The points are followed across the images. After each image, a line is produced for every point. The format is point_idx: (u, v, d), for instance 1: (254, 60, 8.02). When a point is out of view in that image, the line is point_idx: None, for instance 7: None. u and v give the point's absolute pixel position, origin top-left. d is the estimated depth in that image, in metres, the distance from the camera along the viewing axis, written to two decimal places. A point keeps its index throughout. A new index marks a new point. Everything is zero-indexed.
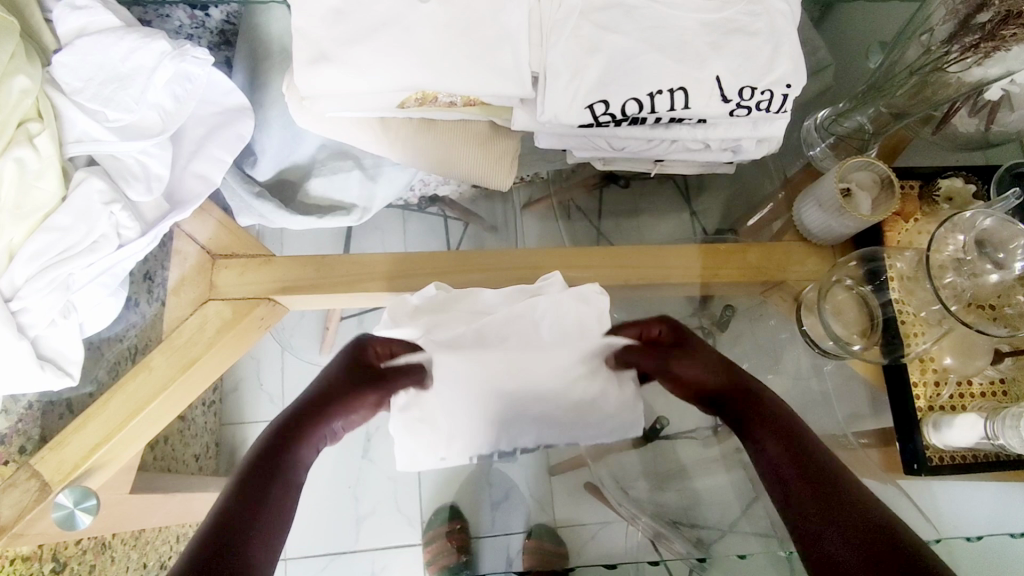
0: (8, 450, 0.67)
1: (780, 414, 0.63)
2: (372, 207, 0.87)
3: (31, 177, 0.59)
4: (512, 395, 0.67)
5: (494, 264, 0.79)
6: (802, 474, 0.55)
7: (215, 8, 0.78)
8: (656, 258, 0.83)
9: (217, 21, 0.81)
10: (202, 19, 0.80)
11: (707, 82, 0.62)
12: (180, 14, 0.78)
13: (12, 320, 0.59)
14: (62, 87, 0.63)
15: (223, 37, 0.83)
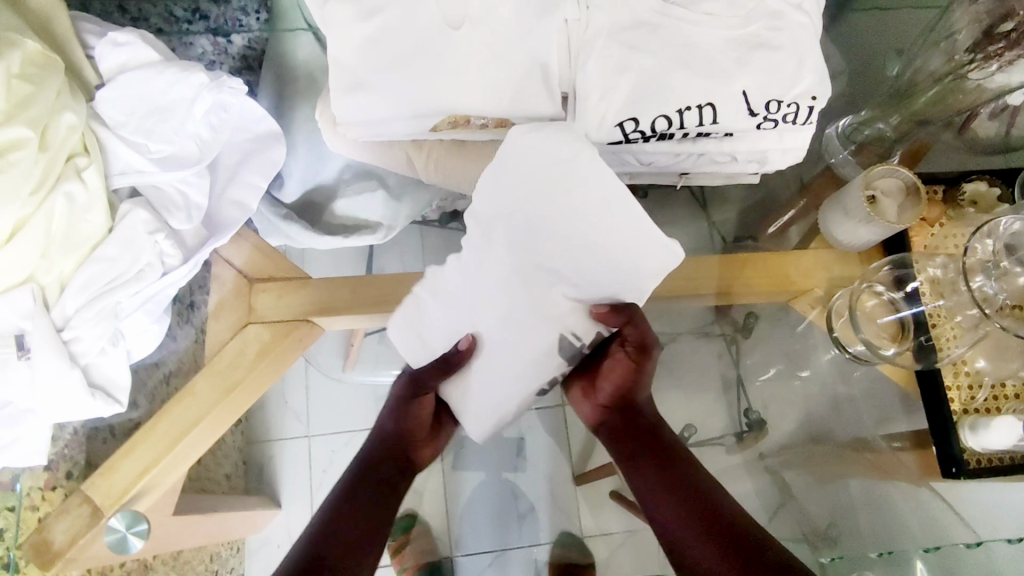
0: (55, 475, 0.72)
1: (668, 446, 0.68)
2: (397, 226, 0.88)
3: (80, 210, 0.61)
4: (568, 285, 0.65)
5: None
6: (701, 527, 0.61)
7: (236, 31, 0.85)
8: (685, 268, 0.82)
9: (239, 47, 0.87)
10: (225, 47, 0.86)
11: (734, 97, 0.64)
12: (203, 42, 0.84)
13: (65, 349, 0.61)
14: (106, 122, 0.65)
15: (245, 63, 0.89)
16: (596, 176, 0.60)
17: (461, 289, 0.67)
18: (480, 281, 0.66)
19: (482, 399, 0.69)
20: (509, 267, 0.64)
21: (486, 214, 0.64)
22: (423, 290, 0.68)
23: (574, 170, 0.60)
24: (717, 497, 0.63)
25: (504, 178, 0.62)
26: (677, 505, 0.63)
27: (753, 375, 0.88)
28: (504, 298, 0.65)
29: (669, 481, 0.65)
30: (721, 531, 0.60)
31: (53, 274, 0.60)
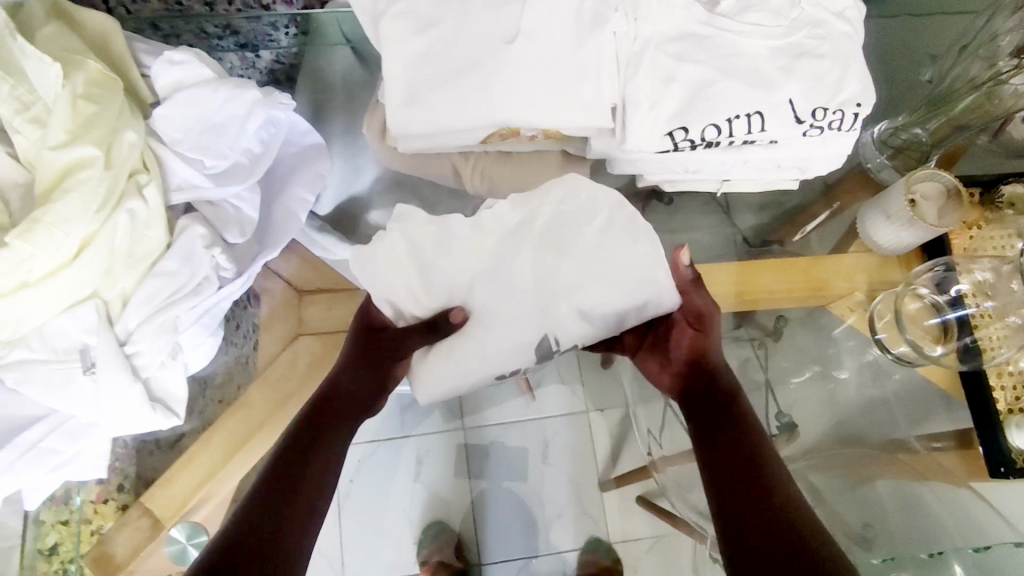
0: (107, 488, 0.72)
1: (739, 417, 0.64)
2: None
3: (141, 226, 0.61)
4: (569, 281, 0.65)
5: None
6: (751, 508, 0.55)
7: (264, 47, 0.85)
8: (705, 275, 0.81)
9: (267, 61, 0.87)
10: (252, 60, 0.86)
11: (780, 105, 0.65)
12: (232, 58, 0.84)
13: (127, 363, 0.62)
14: (163, 139, 0.65)
15: (273, 77, 0.89)
16: (626, 228, 0.66)
17: (464, 261, 0.66)
18: (485, 266, 0.66)
19: (449, 375, 0.65)
20: (519, 275, 0.66)
21: (511, 220, 0.67)
22: (424, 250, 0.67)
23: (600, 222, 0.66)
24: (773, 481, 0.57)
25: (538, 202, 0.67)
26: (729, 480, 0.58)
27: (784, 379, 0.85)
28: (498, 293, 0.66)
29: (729, 454, 0.60)
30: (769, 519, 0.54)
31: (116, 289, 0.61)
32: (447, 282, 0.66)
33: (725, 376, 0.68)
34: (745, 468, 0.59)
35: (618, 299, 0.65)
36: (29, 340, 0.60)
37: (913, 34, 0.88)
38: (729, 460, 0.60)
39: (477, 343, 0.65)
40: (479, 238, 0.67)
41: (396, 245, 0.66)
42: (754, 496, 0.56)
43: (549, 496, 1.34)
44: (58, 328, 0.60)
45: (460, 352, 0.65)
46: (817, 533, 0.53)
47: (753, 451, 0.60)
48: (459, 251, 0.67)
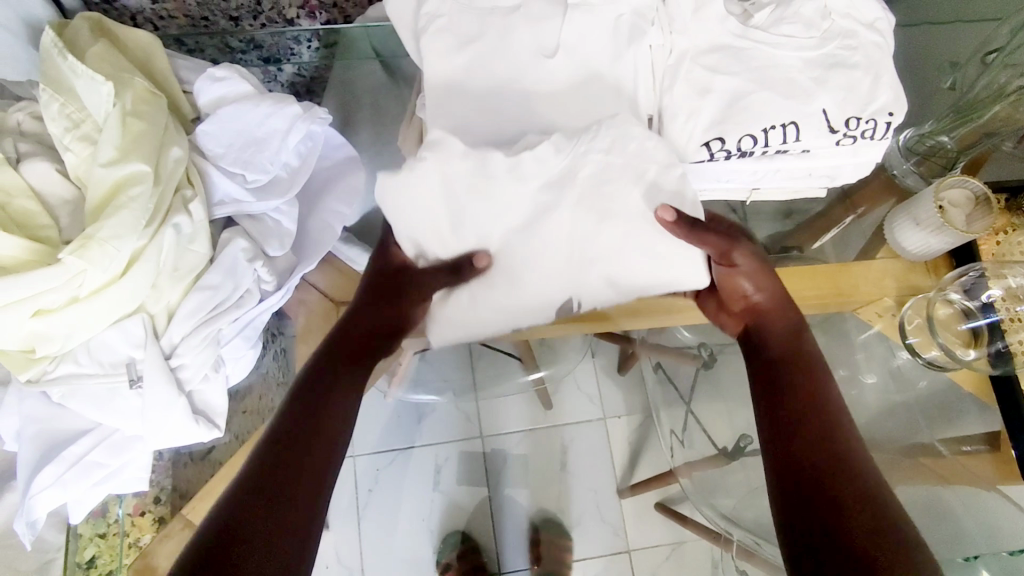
0: (144, 501, 0.72)
1: (795, 373, 0.64)
2: None
3: (185, 240, 0.62)
4: (609, 245, 0.60)
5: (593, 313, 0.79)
6: (806, 475, 0.58)
7: (287, 61, 0.87)
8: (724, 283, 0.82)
9: (288, 75, 0.89)
10: (275, 74, 0.89)
11: (815, 115, 0.66)
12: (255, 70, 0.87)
13: (172, 376, 0.62)
14: (206, 154, 0.67)
15: (294, 89, 0.91)
16: (668, 185, 0.59)
17: (500, 207, 0.59)
18: (525, 215, 0.60)
19: (469, 321, 0.66)
20: (553, 238, 0.60)
21: (555, 167, 0.58)
22: (457, 183, 0.58)
23: (654, 178, 0.59)
24: (832, 446, 0.59)
25: (585, 149, 0.58)
26: (785, 442, 0.61)
27: None
28: (531, 252, 0.61)
29: (785, 416, 0.62)
30: (822, 487, 0.57)
31: (161, 303, 0.62)
32: (477, 231, 0.61)
33: (780, 324, 0.67)
34: (803, 417, 0.61)
35: (651, 269, 0.61)
36: (75, 354, 0.60)
37: (934, 42, 0.90)
38: (789, 421, 0.62)
39: (510, 299, 0.63)
40: (519, 183, 0.58)
41: (427, 180, 0.58)
42: (810, 461, 0.59)
43: (568, 505, 1.31)
44: (105, 342, 0.61)
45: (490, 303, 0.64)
46: (870, 504, 0.55)
47: (811, 415, 0.61)
48: (495, 192, 0.59)
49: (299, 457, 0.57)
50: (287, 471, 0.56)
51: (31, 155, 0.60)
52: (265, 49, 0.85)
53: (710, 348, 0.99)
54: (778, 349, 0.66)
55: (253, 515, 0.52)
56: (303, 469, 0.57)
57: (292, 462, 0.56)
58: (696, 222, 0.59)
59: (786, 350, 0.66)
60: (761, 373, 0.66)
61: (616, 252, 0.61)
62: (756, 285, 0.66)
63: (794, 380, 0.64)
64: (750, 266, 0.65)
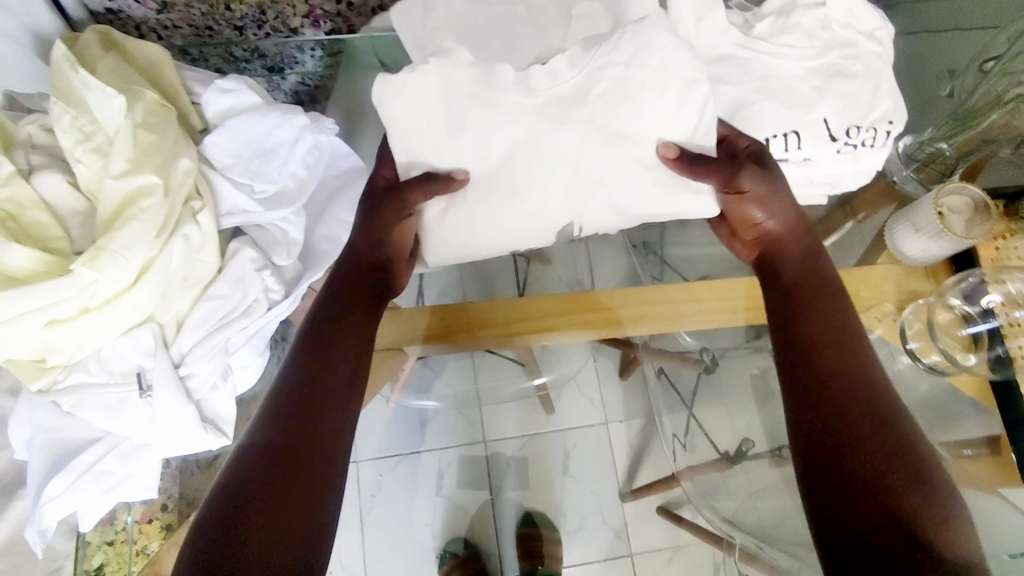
0: (151, 508, 0.73)
1: (810, 323, 0.64)
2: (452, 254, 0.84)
3: (195, 250, 0.63)
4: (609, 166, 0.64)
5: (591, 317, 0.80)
6: (826, 437, 0.58)
7: (290, 70, 0.88)
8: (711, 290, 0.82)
9: (292, 83, 0.90)
10: (278, 82, 0.89)
11: (816, 124, 0.67)
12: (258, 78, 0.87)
13: (181, 385, 0.63)
14: (214, 165, 0.67)
15: (298, 99, 0.92)
16: (682, 100, 0.63)
17: (503, 120, 0.63)
18: (528, 132, 0.63)
19: (468, 240, 0.68)
20: (554, 153, 0.64)
21: (564, 86, 0.63)
22: (461, 94, 0.62)
23: (669, 95, 0.62)
24: (852, 411, 0.59)
25: (600, 63, 0.62)
26: (806, 402, 0.61)
27: None
28: (534, 171, 0.64)
29: (808, 378, 0.61)
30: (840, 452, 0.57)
31: (170, 313, 0.63)
32: (476, 148, 0.64)
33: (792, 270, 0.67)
34: (822, 380, 0.61)
35: (648, 190, 0.65)
36: (86, 364, 0.61)
37: (933, 49, 0.91)
38: (811, 383, 0.61)
39: (512, 218, 0.66)
40: (526, 97, 0.62)
41: (429, 85, 0.62)
42: (832, 424, 0.59)
43: (570, 508, 1.32)
44: (116, 351, 0.61)
45: (490, 220, 0.66)
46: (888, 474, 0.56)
47: (827, 377, 0.61)
48: (502, 104, 0.63)
49: (314, 427, 0.58)
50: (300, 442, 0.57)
51: (42, 167, 0.61)
52: (269, 59, 0.86)
53: (712, 352, 0.98)
54: (793, 283, 0.67)
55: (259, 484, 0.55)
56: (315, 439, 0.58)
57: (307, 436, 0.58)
58: (701, 157, 0.63)
59: (802, 284, 0.67)
60: (780, 318, 0.66)
61: (614, 167, 0.64)
62: (767, 210, 0.67)
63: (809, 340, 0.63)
64: (762, 192, 0.66)
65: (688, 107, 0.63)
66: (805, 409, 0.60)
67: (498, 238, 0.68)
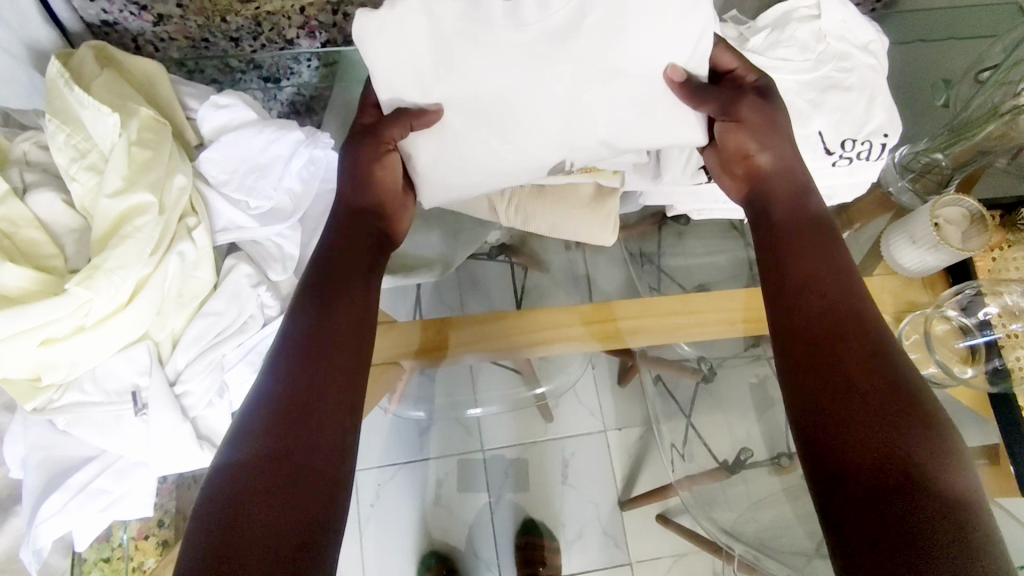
0: (147, 525, 0.72)
1: (801, 281, 0.57)
2: (453, 262, 0.88)
3: (190, 267, 0.63)
4: (609, 115, 0.60)
5: (592, 326, 0.80)
6: (818, 415, 0.50)
7: (285, 79, 0.90)
8: (708, 298, 0.82)
9: (289, 93, 0.92)
10: (275, 92, 0.91)
11: (810, 137, 0.68)
12: (254, 87, 0.89)
13: (176, 402, 0.63)
14: (209, 181, 0.67)
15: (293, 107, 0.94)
16: (682, 23, 0.56)
17: (488, 58, 0.56)
18: (520, 69, 0.57)
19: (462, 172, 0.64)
20: (550, 92, 0.58)
21: (557, 17, 0.55)
22: (447, 30, 0.55)
23: (669, 17, 0.55)
24: (855, 382, 0.50)
25: None
26: (799, 375, 0.53)
27: None
28: (523, 108, 0.59)
29: (802, 344, 0.54)
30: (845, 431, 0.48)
31: (166, 330, 0.63)
32: (466, 86, 0.58)
33: (781, 221, 0.61)
34: (816, 341, 0.53)
35: (640, 121, 0.60)
36: (81, 383, 0.61)
37: (929, 59, 0.92)
38: (801, 351, 0.54)
39: (484, 153, 0.62)
40: (517, 33, 0.55)
41: (412, 21, 0.55)
42: (828, 398, 0.50)
43: None
44: (111, 370, 0.62)
45: (459, 156, 0.63)
46: (896, 456, 0.46)
47: (826, 346, 0.53)
48: (490, 40, 0.55)
49: (279, 414, 0.52)
50: (270, 434, 0.51)
51: (37, 185, 0.61)
52: (266, 68, 0.88)
53: (710, 361, 0.96)
54: (781, 232, 0.60)
55: (228, 485, 0.48)
56: (287, 426, 0.51)
57: (279, 425, 0.51)
58: (702, 83, 0.59)
59: (789, 233, 0.60)
60: (775, 273, 0.59)
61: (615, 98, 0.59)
62: (762, 144, 0.62)
63: (804, 302, 0.56)
64: (759, 124, 0.61)
65: (686, 33, 0.56)
66: (808, 398, 0.51)
67: (468, 184, 0.66)
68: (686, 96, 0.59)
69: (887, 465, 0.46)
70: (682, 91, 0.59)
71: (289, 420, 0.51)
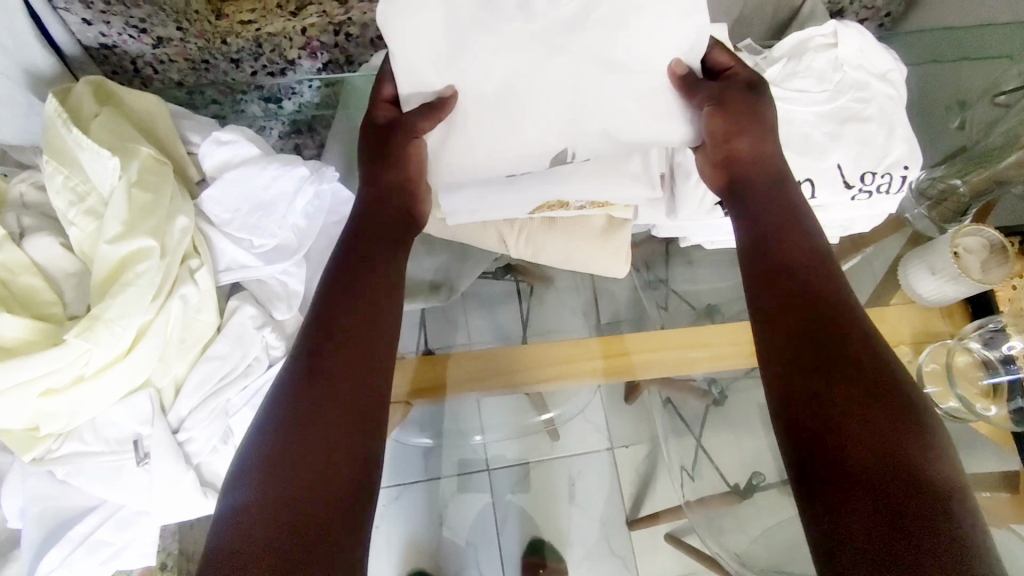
0: (151, 569, 0.70)
1: (795, 274, 0.53)
2: (457, 284, 0.85)
3: (192, 311, 0.61)
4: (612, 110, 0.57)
5: (607, 360, 0.79)
6: (815, 418, 0.46)
7: (285, 98, 0.84)
8: (720, 330, 0.81)
9: (290, 111, 0.87)
10: (275, 110, 0.86)
11: (829, 171, 0.66)
12: (254, 107, 0.85)
13: (179, 451, 0.61)
14: (212, 220, 0.65)
15: (295, 126, 0.89)
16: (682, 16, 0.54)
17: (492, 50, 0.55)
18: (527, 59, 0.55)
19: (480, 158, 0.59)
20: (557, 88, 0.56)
21: (566, 10, 0.54)
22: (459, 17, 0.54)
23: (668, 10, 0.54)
24: (851, 384, 0.46)
25: None
26: (792, 374, 0.49)
27: None
28: (531, 101, 0.56)
29: (798, 341, 0.50)
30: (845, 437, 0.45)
31: (168, 377, 0.61)
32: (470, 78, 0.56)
33: (771, 213, 0.57)
34: (811, 339, 0.49)
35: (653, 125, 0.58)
36: (80, 432, 0.59)
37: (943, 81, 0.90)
38: (800, 348, 0.49)
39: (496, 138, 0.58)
40: (527, 23, 0.54)
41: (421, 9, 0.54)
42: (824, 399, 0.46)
43: None
44: (112, 419, 0.60)
45: (466, 145, 0.58)
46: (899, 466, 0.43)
47: (825, 342, 0.49)
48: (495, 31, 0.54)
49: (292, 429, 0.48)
50: (285, 451, 0.47)
51: (35, 229, 0.59)
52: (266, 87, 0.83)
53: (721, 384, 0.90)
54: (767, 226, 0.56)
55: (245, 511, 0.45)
56: (297, 442, 0.48)
57: (292, 440, 0.48)
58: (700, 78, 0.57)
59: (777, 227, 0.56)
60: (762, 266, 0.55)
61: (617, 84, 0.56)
62: (750, 134, 0.58)
63: (800, 295, 0.52)
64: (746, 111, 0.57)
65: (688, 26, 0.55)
66: (805, 400, 0.47)
67: (484, 172, 0.60)
68: (685, 89, 0.56)
69: (891, 475, 0.43)
70: (683, 84, 0.56)
71: (302, 435, 0.48)
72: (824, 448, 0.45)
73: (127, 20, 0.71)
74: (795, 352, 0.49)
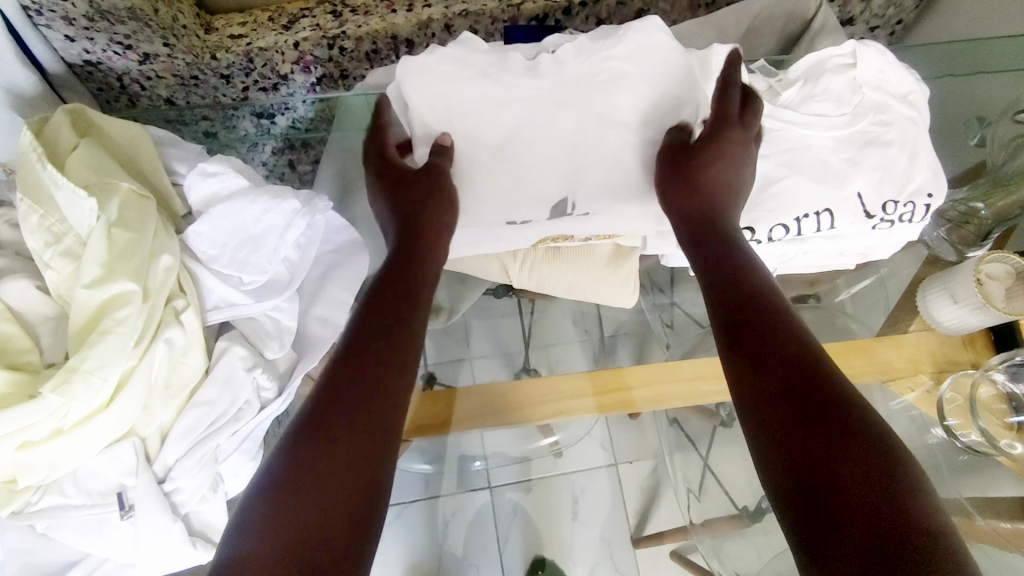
0: None
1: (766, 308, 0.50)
2: (458, 308, 0.83)
3: (178, 354, 0.58)
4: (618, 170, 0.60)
5: (619, 395, 0.76)
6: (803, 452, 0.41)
7: (279, 113, 0.79)
8: None
9: (282, 126, 0.80)
10: (268, 126, 0.80)
11: (849, 200, 0.63)
12: (247, 124, 0.79)
13: (166, 501, 0.58)
14: (199, 257, 0.62)
15: (287, 142, 0.82)
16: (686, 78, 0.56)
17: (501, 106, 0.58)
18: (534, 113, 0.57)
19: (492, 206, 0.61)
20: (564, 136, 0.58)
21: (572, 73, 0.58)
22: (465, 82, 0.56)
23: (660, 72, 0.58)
24: (840, 416, 0.42)
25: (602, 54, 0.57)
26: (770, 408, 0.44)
27: None
28: (536, 153, 0.59)
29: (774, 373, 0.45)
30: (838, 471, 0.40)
31: (153, 426, 0.58)
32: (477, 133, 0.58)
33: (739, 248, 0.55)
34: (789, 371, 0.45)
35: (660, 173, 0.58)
36: (61, 484, 0.56)
37: None
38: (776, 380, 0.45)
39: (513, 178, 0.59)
40: (534, 82, 0.58)
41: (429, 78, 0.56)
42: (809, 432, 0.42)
43: None
44: (94, 470, 0.56)
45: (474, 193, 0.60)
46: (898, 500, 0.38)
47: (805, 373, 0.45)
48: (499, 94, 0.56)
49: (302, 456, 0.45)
50: (292, 480, 0.44)
51: (11, 271, 0.56)
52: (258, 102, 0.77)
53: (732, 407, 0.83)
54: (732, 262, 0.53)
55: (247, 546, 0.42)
56: (301, 469, 0.44)
57: (296, 469, 0.44)
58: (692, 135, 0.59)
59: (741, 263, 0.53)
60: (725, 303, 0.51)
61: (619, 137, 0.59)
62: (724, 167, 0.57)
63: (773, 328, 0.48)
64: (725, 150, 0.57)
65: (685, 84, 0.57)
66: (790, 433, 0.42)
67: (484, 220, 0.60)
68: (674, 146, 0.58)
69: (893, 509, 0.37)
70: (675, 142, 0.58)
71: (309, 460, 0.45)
72: (814, 483, 0.40)
73: (112, 36, 0.69)
74: (773, 383, 0.45)
